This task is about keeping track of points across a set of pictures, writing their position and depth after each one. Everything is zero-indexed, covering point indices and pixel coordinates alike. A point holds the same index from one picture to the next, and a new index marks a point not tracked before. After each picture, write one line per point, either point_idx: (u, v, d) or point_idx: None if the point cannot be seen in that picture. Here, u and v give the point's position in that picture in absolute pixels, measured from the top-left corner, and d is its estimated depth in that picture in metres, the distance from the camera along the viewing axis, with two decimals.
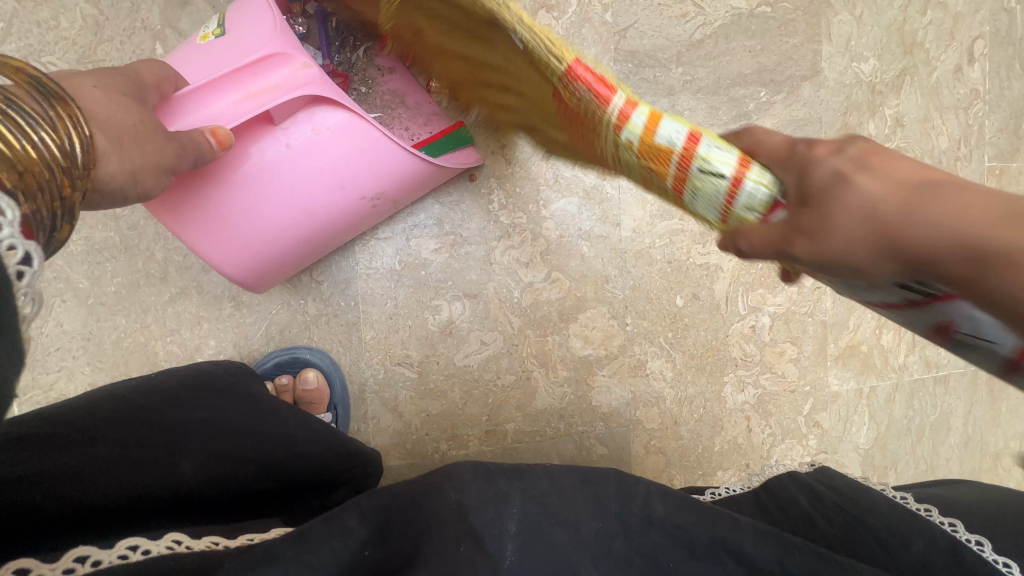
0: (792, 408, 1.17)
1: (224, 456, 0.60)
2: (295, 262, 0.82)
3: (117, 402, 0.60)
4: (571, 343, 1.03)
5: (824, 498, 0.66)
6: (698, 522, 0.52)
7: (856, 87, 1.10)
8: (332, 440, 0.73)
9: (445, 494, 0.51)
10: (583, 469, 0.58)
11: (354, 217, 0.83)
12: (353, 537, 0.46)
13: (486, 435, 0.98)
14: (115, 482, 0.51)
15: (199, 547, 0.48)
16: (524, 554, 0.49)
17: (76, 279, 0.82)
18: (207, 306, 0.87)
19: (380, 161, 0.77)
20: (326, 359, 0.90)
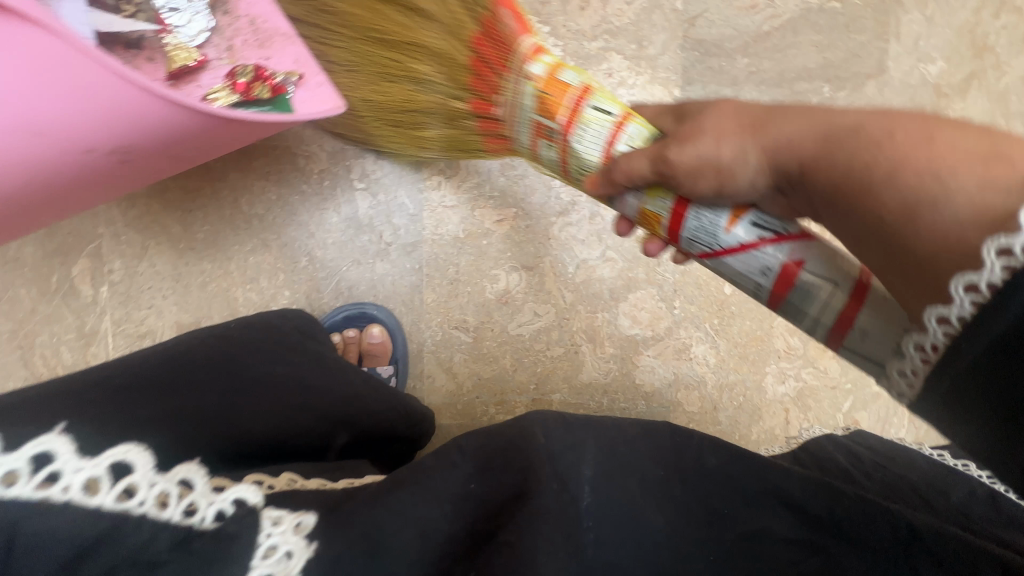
0: (832, 404, 1.17)
1: (309, 408, 0.63)
2: (3, 216, 0.65)
3: (197, 350, 0.60)
4: (620, 321, 1.06)
5: (862, 457, 0.70)
6: (748, 471, 0.55)
7: (923, 87, 1.13)
8: (392, 399, 0.78)
9: (530, 440, 0.52)
10: (643, 423, 0.60)
11: (84, 174, 0.65)
12: (459, 472, 0.50)
13: (532, 403, 1.02)
14: (231, 423, 0.53)
15: (311, 486, 0.52)
16: (599, 494, 0.51)
17: (169, 224, 0.88)
18: (284, 259, 0.92)
19: (77, 88, 0.55)
20: (391, 317, 0.95)
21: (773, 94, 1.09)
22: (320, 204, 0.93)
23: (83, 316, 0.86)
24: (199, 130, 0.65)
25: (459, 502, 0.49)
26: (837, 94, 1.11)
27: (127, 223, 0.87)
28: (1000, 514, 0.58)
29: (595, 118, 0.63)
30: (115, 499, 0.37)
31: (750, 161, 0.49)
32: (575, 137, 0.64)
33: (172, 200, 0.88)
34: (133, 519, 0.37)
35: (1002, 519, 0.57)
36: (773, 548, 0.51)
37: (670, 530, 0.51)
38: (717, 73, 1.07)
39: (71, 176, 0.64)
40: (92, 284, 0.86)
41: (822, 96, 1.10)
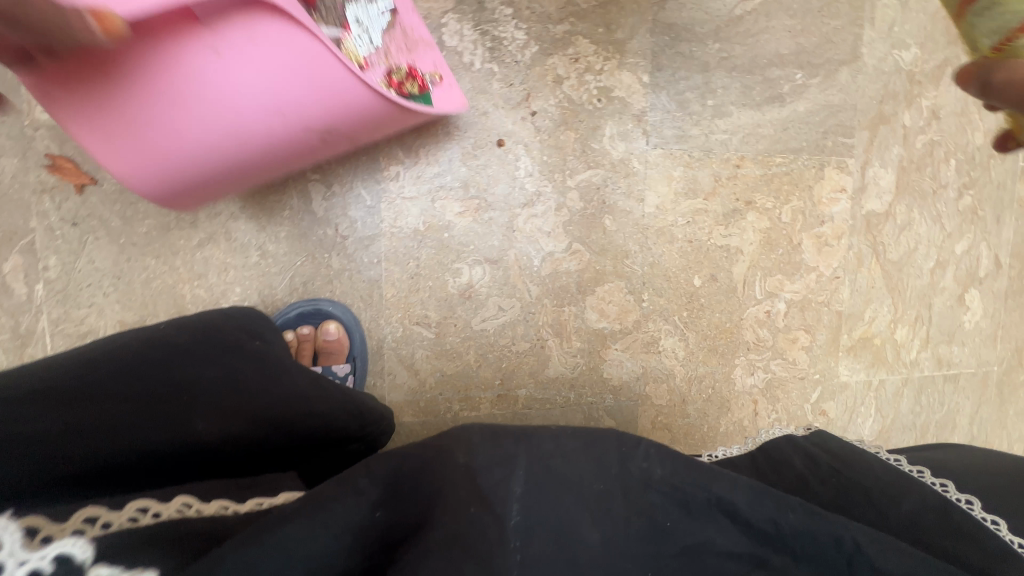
0: (800, 395, 1.18)
1: (237, 414, 0.62)
2: (217, 185, 0.78)
3: (122, 359, 0.61)
4: (587, 315, 1.04)
5: (817, 460, 0.68)
6: (696, 485, 0.53)
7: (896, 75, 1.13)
8: (343, 399, 0.75)
9: (450, 458, 0.51)
10: (585, 430, 0.57)
11: (293, 144, 0.77)
12: (364, 499, 0.47)
13: (497, 398, 1.00)
14: (128, 438, 0.53)
15: (208, 512, 0.50)
16: (529, 512, 0.49)
17: (108, 218, 0.83)
18: (234, 254, 0.88)
19: (334, 91, 0.72)
20: (348, 313, 0.93)
21: (744, 81, 1.07)
22: (271, 196, 0.89)
23: (20, 315, 0.82)
24: (379, 115, 0.79)
25: (360, 532, 0.46)
26: (809, 82, 1.09)
27: (62, 217, 0.82)
28: (950, 525, 0.56)
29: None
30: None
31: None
32: None
33: (110, 192, 0.83)
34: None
35: (951, 533, 0.56)
36: (711, 561, 0.51)
37: (605, 545, 0.50)
38: (687, 59, 1.03)
39: (287, 146, 0.77)
40: (28, 281, 0.82)
41: (794, 83, 1.09)
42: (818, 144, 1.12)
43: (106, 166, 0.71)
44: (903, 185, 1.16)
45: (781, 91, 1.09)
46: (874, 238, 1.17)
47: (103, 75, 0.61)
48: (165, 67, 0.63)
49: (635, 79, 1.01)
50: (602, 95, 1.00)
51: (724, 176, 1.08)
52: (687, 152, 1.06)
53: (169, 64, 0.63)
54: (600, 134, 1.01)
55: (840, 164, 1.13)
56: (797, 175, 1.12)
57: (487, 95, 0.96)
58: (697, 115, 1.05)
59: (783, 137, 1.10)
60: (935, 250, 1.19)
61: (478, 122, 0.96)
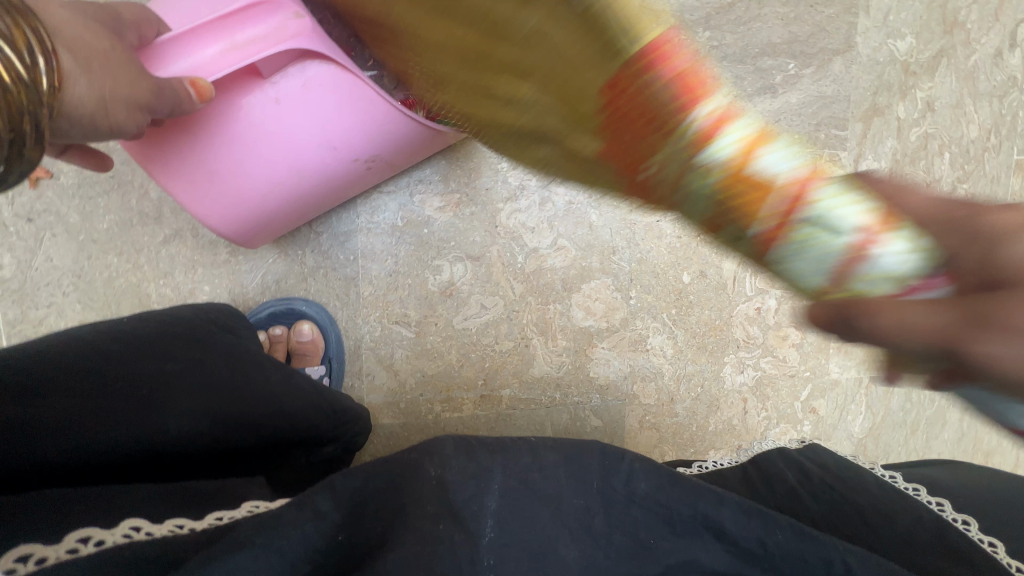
0: (790, 392, 1.16)
1: (203, 411, 0.59)
2: (290, 218, 0.82)
3: (82, 349, 0.58)
4: (573, 313, 1.01)
5: (809, 474, 0.67)
6: (685, 501, 0.52)
7: (890, 65, 1.10)
8: (317, 399, 0.73)
9: (422, 471, 0.48)
10: (567, 444, 0.55)
11: (348, 177, 0.81)
12: (326, 523, 0.45)
13: (480, 399, 0.97)
14: (81, 433, 0.51)
15: (160, 533, 0.45)
16: (503, 529, 0.48)
17: (66, 213, 0.79)
18: (202, 251, 0.84)
19: (376, 120, 0.73)
20: (323, 313, 0.89)
21: (734, 71, 1.03)
22: None
23: None
24: (420, 141, 0.81)
25: (320, 557, 0.44)
26: (801, 72, 1.06)
27: (18, 213, 0.78)
28: (943, 547, 0.55)
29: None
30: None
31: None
32: (790, 227, 0.52)
33: (67, 186, 0.79)
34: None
35: (943, 553, 0.55)
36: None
37: (582, 562, 0.50)
38: None
39: (342, 180, 0.80)
40: None
41: (787, 73, 1.06)
42: (811, 136, 1.09)
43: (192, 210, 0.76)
44: (896, 179, 1.14)
45: (773, 81, 1.06)
46: None
47: (185, 131, 0.68)
48: (234, 119, 0.69)
49: None
50: None
51: None
52: None
53: (237, 116, 0.69)
54: None
55: (832, 157, 1.11)
56: None
57: None
58: None
59: (774, 129, 1.07)
60: None
61: None
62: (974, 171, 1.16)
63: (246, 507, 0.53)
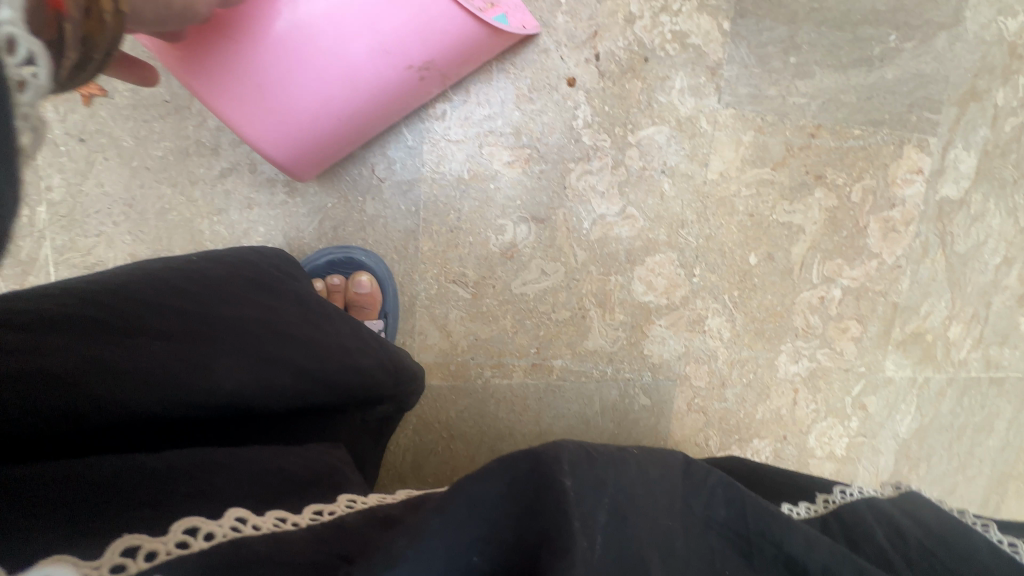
0: (842, 386, 1.11)
1: (285, 365, 0.53)
2: (342, 143, 0.75)
3: (157, 284, 0.51)
4: (633, 287, 0.96)
5: (908, 532, 0.52)
6: (763, 534, 0.43)
7: (996, 45, 1.01)
8: (380, 353, 0.67)
9: (556, 479, 0.39)
10: (654, 460, 0.48)
11: (400, 91, 0.73)
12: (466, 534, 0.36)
13: (531, 368, 0.93)
14: (170, 385, 0.45)
15: (268, 527, 0.39)
16: (614, 543, 0.39)
17: (120, 135, 0.74)
18: (259, 189, 0.79)
19: (427, 14, 0.67)
20: (380, 265, 0.85)
21: (833, 38, 0.95)
22: None
23: (20, 240, 0.74)
24: (471, 44, 0.74)
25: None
26: (902, 45, 0.98)
27: (69, 131, 0.73)
28: None
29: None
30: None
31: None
32: None
33: (121, 107, 0.74)
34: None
35: None
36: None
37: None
38: (774, 6, 0.92)
39: (394, 95, 0.73)
40: (29, 203, 0.73)
41: (885, 45, 0.97)
42: (902, 117, 1.01)
43: (241, 131, 0.70)
44: (984, 171, 1.06)
45: (871, 53, 0.97)
46: (944, 227, 1.08)
47: (226, 39, 0.63)
48: (277, 20, 0.63)
49: (714, 25, 0.90)
50: (676, 41, 0.89)
51: (796, 145, 0.98)
52: (760, 115, 0.95)
53: (281, 18, 0.63)
54: (669, 86, 0.90)
55: (920, 141, 1.03)
56: (874, 151, 1.02)
57: (549, 29, 0.85)
58: (776, 73, 0.94)
59: (865, 106, 1.00)
60: (1004, 245, 1.10)
61: (538, 60, 0.85)
62: None
63: (344, 502, 0.46)
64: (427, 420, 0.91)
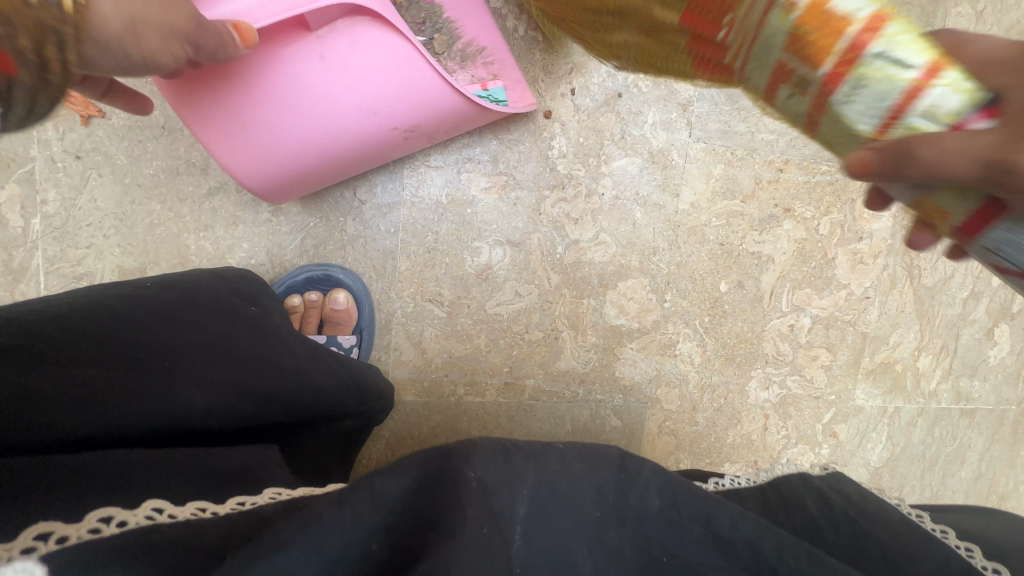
0: (812, 414, 1.13)
1: (225, 388, 0.56)
2: (317, 180, 0.80)
3: (100, 312, 0.54)
4: (606, 310, 0.99)
5: (832, 504, 0.59)
6: (692, 512, 0.47)
7: None
8: (342, 372, 0.70)
9: (459, 472, 0.43)
10: (590, 453, 0.50)
11: (382, 144, 0.79)
12: (362, 526, 0.40)
13: (504, 386, 0.96)
14: (106, 407, 0.48)
15: (183, 517, 0.42)
16: (531, 537, 0.42)
17: (114, 154, 0.78)
18: (244, 208, 0.83)
19: (418, 87, 0.72)
20: (359, 283, 0.88)
21: None
22: None
23: (14, 250, 0.77)
24: (458, 111, 0.79)
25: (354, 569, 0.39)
26: None
27: (66, 149, 0.77)
28: None
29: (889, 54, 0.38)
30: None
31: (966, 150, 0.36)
32: None
33: (117, 127, 0.78)
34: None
35: None
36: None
37: None
38: None
39: (377, 148, 0.79)
40: (24, 214, 0.77)
41: None
42: None
43: (219, 161, 0.74)
44: None
45: None
46: (911, 261, 1.11)
47: (219, 83, 0.67)
48: (275, 73, 0.67)
49: None
50: (648, 78, 0.94)
51: (765, 179, 1.02)
52: (730, 150, 1.00)
53: (279, 72, 0.68)
54: (641, 120, 0.95)
55: None
56: (841, 186, 1.06)
57: (527, 66, 0.91)
58: (745, 111, 0.99)
59: None
60: (970, 279, 1.14)
61: (516, 93, 0.90)
62: None
63: (270, 492, 0.50)
64: (400, 435, 0.93)
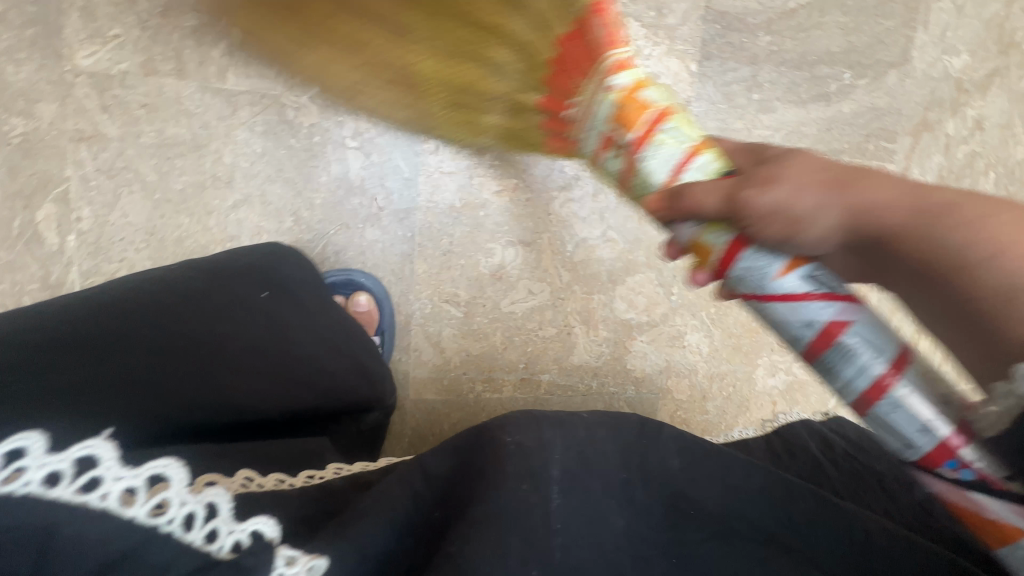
0: (820, 400, 1.16)
1: (259, 376, 0.62)
2: None
3: (148, 301, 0.57)
4: (616, 305, 1.03)
5: (833, 447, 0.71)
6: (710, 468, 0.55)
7: (943, 81, 1.11)
8: (358, 361, 0.76)
9: (497, 437, 0.50)
10: (612, 419, 0.59)
11: None
12: (421, 500, 0.50)
13: (520, 382, 0.99)
14: (168, 392, 0.53)
15: (268, 487, 0.51)
16: (568, 496, 0.49)
17: (145, 171, 0.82)
18: (268, 219, 0.87)
19: None
20: (378, 286, 0.92)
21: (791, 77, 1.05)
22: (309, 160, 0.88)
23: (50, 265, 0.81)
24: None
25: (416, 529, 0.48)
26: (856, 82, 1.08)
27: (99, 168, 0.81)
28: None
29: (669, 139, 0.58)
30: (77, 492, 0.36)
31: (832, 221, 0.43)
32: None
33: (147, 145, 0.82)
34: (11, 501, 0.33)
35: None
36: (740, 546, 0.51)
37: (630, 531, 0.52)
38: (737, 50, 1.02)
39: None
40: (59, 231, 0.81)
41: (841, 83, 1.07)
42: (860, 146, 1.10)
43: None
44: None
45: (828, 89, 1.07)
46: None
47: None
48: None
49: (683, 66, 1.01)
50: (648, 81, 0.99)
51: None
52: None
53: None
54: None
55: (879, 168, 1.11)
56: None
57: None
58: (742, 108, 1.04)
59: (826, 137, 1.08)
60: None
61: None
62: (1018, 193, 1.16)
63: (332, 468, 0.60)
64: (423, 433, 0.96)
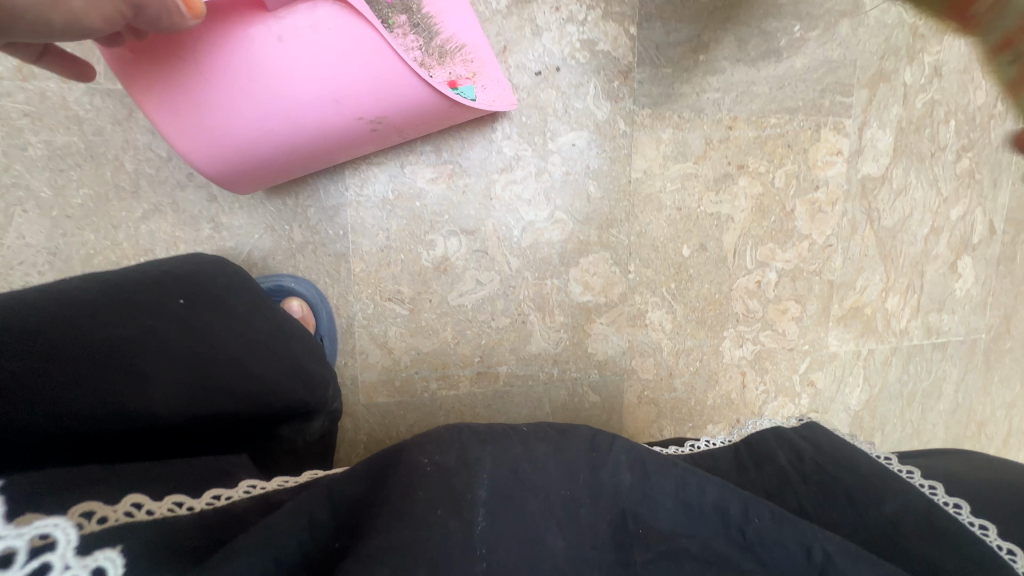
0: (789, 366, 1.14)
1: (166, 380, 0.55)
2: None
3: (24, 311, 0.51)
4: (571, 288, 0.98)
5: (802, 455, 0.64)
6: (661, 486, 0.49)
7: (898, 27, 1.06)
8: (292, 360, 0.69)
9: (413, 460, 0.46)
10: (554, 436, 0.52)
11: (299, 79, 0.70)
12: (319, 528, 0.43)
13: (476, 376, 0.95)
14: (48, 400, 0.47)
15: (159, 513, 0.45)
16: (495, 518, 0.44)
17: (38, 187, 0.76)
18: (184, 227, 0.81)
19: None
20: (312, 290, 0.86)
21: (738, 33, 0.99)
22: None
23: None
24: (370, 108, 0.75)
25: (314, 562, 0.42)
26: (808, 34, 1.02)
27: None
28: (933, 532, 0.53)
29: None
30: None
31: None
32: None
33: (36, 159, 0.75)
34: None
35: (930, 535, 0.53)
36: (690, 569, 0.46)
37: (570, 552, 0.45)
38: (680, 8, 0.96)
39: None
40: None
41: (792, 36, 1.01)
42: (815, 103, 1.05)
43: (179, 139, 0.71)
44: (901, 147, 1.10)
45: (778, 44, 1.01)
46: (869, 204, 1.11)
47: None
48: None
49: (621, 31, 0.94)
50: (585, 49, 0.93)
51: (715, 139, 1.01)
52: (677, 113, 0.99)
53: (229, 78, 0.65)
54: (583, 93, 0.93)
55: (837, 125, 1.07)
56: (792, 137, 1.05)
57: None
58: (688, 71, 0.98)
59: (779, 96, 1.03)
60: (929, 216, 1.14)
61: None
62: (978, 139, 1.13)
63: (245, 485, 0.53)
64: (378, 437, 0.93)
